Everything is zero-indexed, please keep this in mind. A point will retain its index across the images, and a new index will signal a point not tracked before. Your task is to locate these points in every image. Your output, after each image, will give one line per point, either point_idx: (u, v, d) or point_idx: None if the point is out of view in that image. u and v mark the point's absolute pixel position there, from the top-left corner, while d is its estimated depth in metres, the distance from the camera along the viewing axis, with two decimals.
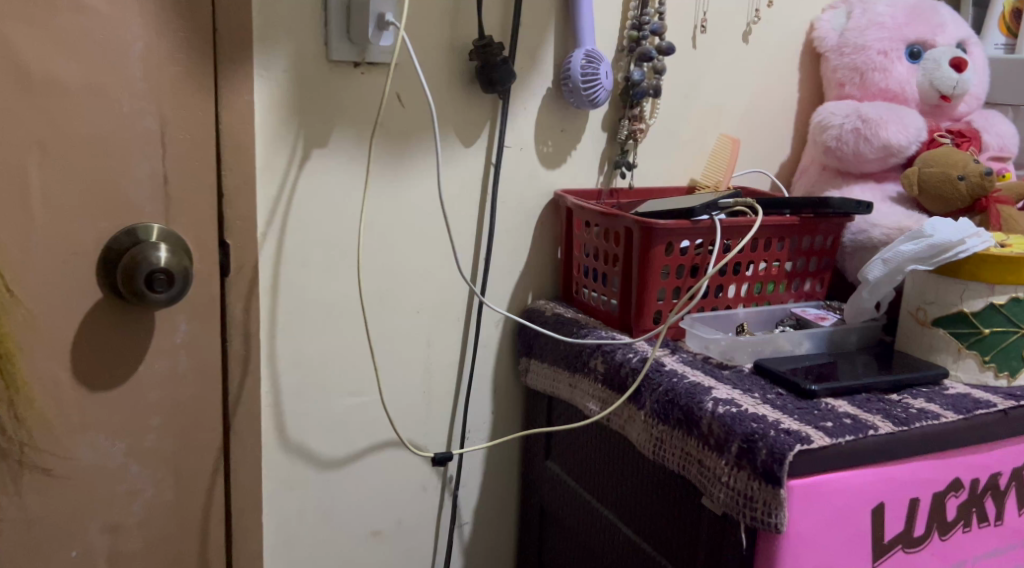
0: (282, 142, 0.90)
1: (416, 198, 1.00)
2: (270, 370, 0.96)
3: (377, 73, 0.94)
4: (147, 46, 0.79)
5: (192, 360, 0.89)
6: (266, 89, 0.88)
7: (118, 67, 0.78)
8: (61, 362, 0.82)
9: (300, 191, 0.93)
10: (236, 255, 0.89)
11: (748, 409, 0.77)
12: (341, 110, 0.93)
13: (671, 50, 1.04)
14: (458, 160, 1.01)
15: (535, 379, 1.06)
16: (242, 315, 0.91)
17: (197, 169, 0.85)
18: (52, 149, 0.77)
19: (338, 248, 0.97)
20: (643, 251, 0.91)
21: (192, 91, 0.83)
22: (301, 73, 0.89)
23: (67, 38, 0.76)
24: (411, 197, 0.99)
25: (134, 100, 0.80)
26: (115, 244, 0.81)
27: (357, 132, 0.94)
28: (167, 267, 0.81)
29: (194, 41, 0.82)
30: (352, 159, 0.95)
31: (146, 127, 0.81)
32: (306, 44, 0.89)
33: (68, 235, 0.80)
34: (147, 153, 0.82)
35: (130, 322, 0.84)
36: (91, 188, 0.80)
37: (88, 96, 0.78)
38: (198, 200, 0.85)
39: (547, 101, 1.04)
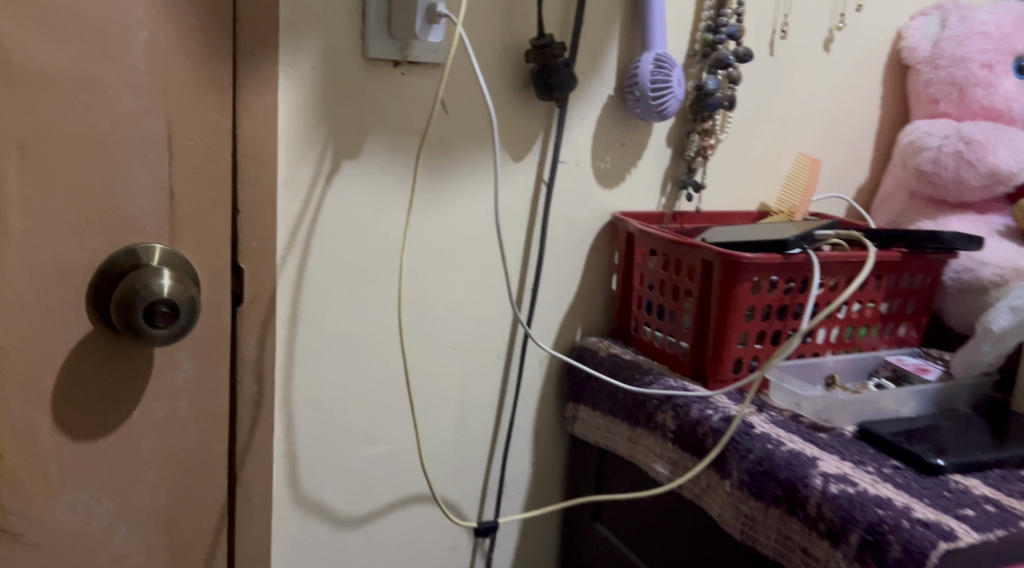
0: (307, 150, 0.77)
1: (457, 219, 0.87)
2: (284, 415, 0.83)
3: (419, 74, 0.81)
4: (154, 33, 0.66)
5: (195, 405, 0.75)
6: (291, 88, 0.75)
7: (118, 58, 0.66)
8: (39, 407, 0.68)
9: (325, 208, 0.80)
10: (251, 282, 0.76)
11: (867, 489, 0.63)
12: (376, 116, 0.80)
13: (749, 56, 0.91)
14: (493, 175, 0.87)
15: (586, 429, 0.93)
16: (255, 351, 0.78)
17: (207, 181, 0.72)
18: (38, 153, 0.64)
19: (367, 275, 0.84)
20: (725, 288, 0.78)
21: (204, 89, 0.70)
22: (332, 71, 0.76)
23: (56, 20, 0.63)
24: (452, 219, 0.87)
25: (134, 97, 0.67)
26: (112, 266, 0.68)
27: (393, 142, 0.81)
28: (170, 296, 0.67)
29: (210, 29, 0.69)
30: (386, 173, 0.82)
31: (148, 130, 0.68)
32: (340, 38, 0.76)
33: (51, 256, 0.66)
34: (149, 160, 0.68)
35: (123, 361, 0.71)
36: (82, 201, 0.67)
37: (81, 91, 0.65)
38: (209, 218, 0.73)
39: (609, 110, 0.91)
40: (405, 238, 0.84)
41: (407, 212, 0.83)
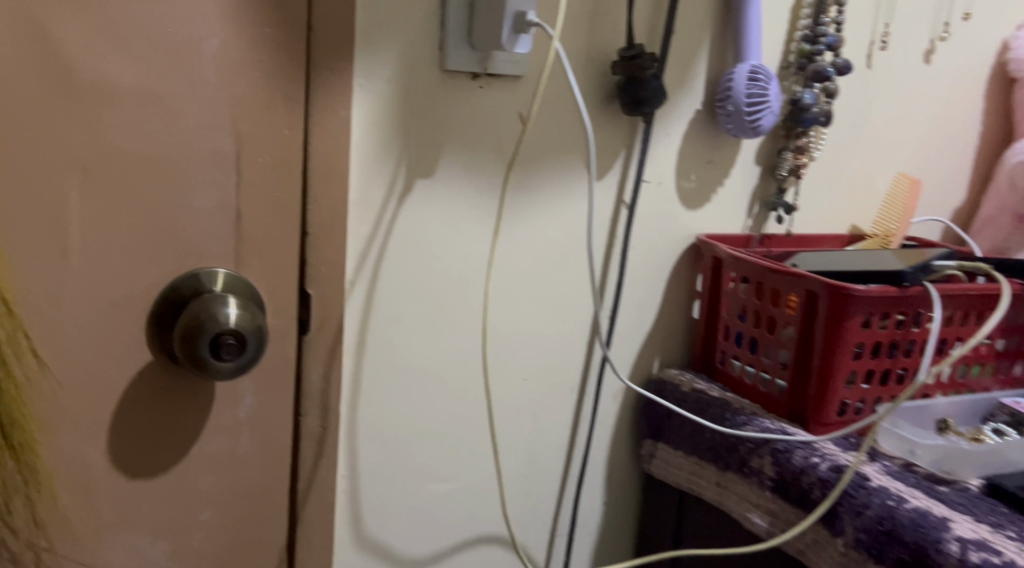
0: (380, 169, 0.72)
1: (534, 243, 0.81)
2: (348, 451, 0.77)
3: (498, 87, 0.75)
4: (225, 43, 0.62)
5: (257, 440, 0.70)
6: (366, 102, 0.70)
7: (187, 69, 0.61)
8: (94, 444, 0.64)
9: (397, 230, 0.74)
10: (318, 309, 0.71)
11: (1015, 561, 0.56)
12: (452, 131, 0.74)
13: (849, 69, 0.84)
14: (568, 195, 0.81)
15: (666, 469, 0.86)
16: (321, 383, 0.73)
17: (277, 202, 0.67)
18: (100, 173, 0.60)
19: (438, 300, 0.78)
20: (833, 323, 0.72)
21: (275, 103, 0.65)
22: (408, 83, 0.71)
23: (123, 30, 0.58)
24: (528, 242, 0.81)
25: (202, 113, 0.62)
26: (175, 292, 0.64)
27: (469, 160, 0.76)
28: (237, 327, 0.62)
29: (283, 38, 0.64)
30: (461, 193, 0.76)
31: (216, 147, 0.63)
32: (417, 47, 0.71)
33: (111, 282, 0.62)
34: (216, 180, 0.64)
35: (183, 394, 0.66)
36: (146, 223, 0.62)
37: (147, 106, 0.60)
38: (276, 241, 0.68)
39: (696, 126, 0.84)
40: (491, 262, 0.79)
41: (495, 242, 0.79)
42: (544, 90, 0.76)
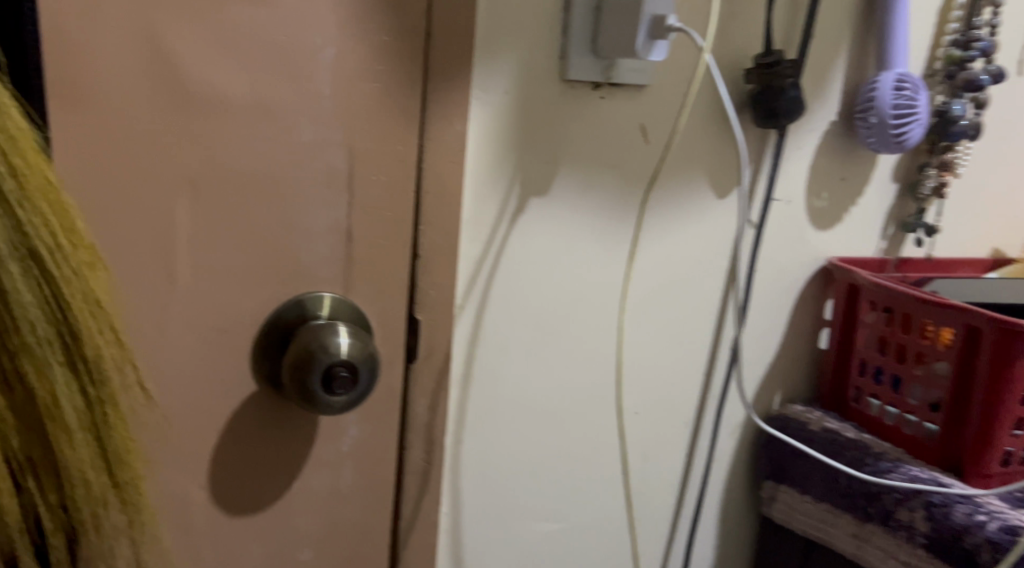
0: (492, 185, 0.67)
1: (665, 265, 0.74)
2: (451, 488, 0.72)
3: (620, 97, 0.69)
4: (341, 52, 0.57)
5: (360, 474, 0.66)
6: (483, 115, 0.65)
7: (301, 81, 0.57)
8: (194, 478, 0.60)
9: (508, 252, 0.69)
10: (426, 336, 0.67)
11: None
12: (570, 145, 0.68)
13: (1004, 76, 0.75)
14: (720, 225, 0.75)
15: (790, 516, 0.78)
16: (426, 415, 0.68)
17: (388, 222, 0.63)
18: (211, 192, 0.56)
19: (549, 327, 0.72)
20: (999, 364, 0.63)
21: (390, 116, 0.60)
22: (527, 94, 0.66)
23: (238, 39, 0.54)
24: (659, 266, 0.74)
25: (316, 128, 0.58)
26: (282, 318, 0.60)
27: (588, 177, 0.70)
28: (349, 358, 0.57)
29: (400, 46, 0.59)
30: (582, 211, 0.71)
31: (328, 164, 0.59)
32: (538, 56, 0.65)
33: (217, 307, 0.58)
34: (328, 199, 0.60)
35: (286, 426, 0.62)
36: (255, 245, 0.58)
37: (261, 120, 0.56)
38: (387, 263, 0.63)
39: (829, 139, 0.77)
40: (627, 287, 0.73)
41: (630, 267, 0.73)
42: (697, 92, 0.71)
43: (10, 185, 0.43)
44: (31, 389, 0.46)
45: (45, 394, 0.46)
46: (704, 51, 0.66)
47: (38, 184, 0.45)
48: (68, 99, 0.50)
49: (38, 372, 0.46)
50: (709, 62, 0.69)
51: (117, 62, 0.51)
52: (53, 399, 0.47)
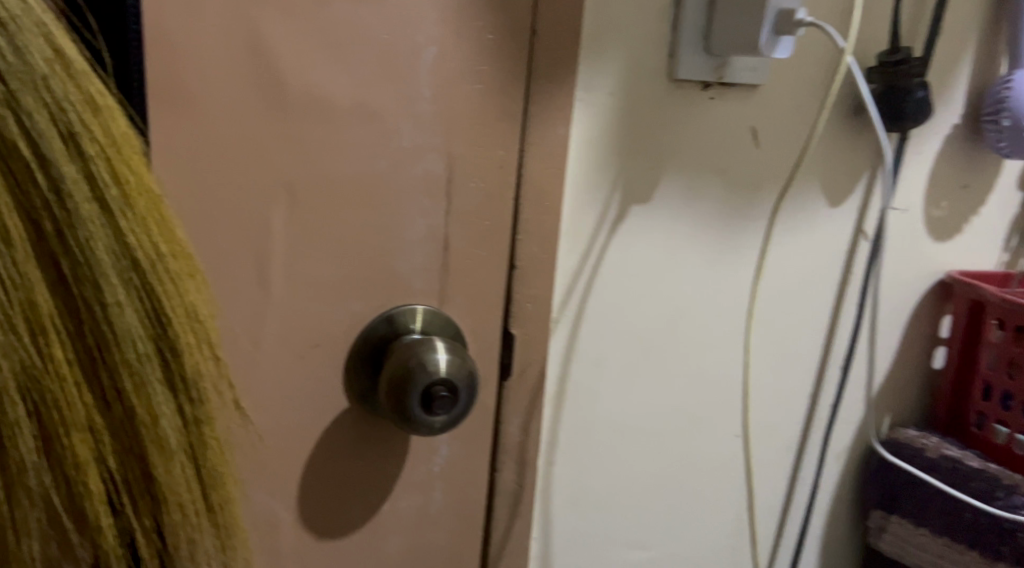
0: (593, 192, 0.63)
1: (791, 264, 0.70)
2: (542, 512, 0.68)
3: (731, 98, 0.64)
4: (444, 50, 0.54)
5: (450, 496, 0.62)
6: (587, 118, 0.61)
7: (402, 81, 0.53)
8: (283, 498, 0.57)
9: (607, 263, 0.65)
10: (521, 352, 0.63)
11: None
12: (677, 149, 0.64)
13: None
14: (837, 226, 0.71)
15: (903, 549, 0.73)
16: (519, 436, 0.64)
17: (486, 231, 0.59)
18: (309, 199, 0.53)
19: (648, 343, 0.68)
20: None
21: (492, 118, 0.57)
22: (634, 94, 0.61)
23: (340, 37, 0.51)
24: (785, 264, 0.70)
25: (415, 131, 0.55)
26: (376, 333, 0.57)
27: (694, 183, 0.65)
28: (449, 376, 0.54)
29: (505, 45, 0.55)
30: (698, 217, 0.66)
31: (427, 169, 0.56)
32: (647, 54, 0.61)
33: (311, 320, 0.55)
34: (426, 207, 0.56)
35: (377, 444, 0.59)
36: (352, 254, 0.55)
37: (361, 124, 0.53)
38: (483, 274, 0.60)
39: (951, 144, 0.72)
40: (757, 287, 0.69)
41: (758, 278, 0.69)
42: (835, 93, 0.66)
43: (113, 192, 0.41)
44: (130, 409, 0.44)
45: (144, 414, 0.44)
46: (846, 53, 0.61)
47: (141, 191, 0.42)
48: (167, 100, 0.48)
49: (137, 391, 0.43)
50: (850, 63, 0.65)
51: (217, 62, 0.48)
52: (152, 421, 0.44)
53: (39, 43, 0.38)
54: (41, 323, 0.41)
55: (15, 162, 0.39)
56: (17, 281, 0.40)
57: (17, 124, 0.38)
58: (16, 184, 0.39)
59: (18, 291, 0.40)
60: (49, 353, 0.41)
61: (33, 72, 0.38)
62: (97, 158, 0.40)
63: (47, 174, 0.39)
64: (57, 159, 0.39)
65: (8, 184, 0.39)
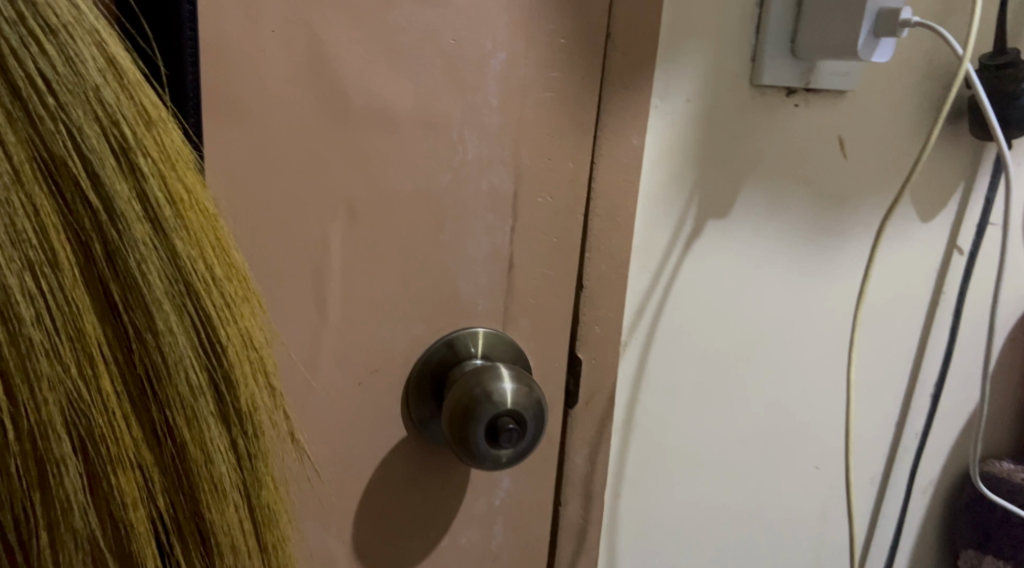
0: (666, 205, 0.58)
1: (897, 283, 0.65)
2: (607, 546, 0.64)
3: (818, 105, 0.60)
4: (513, 56, 0.50)
5: (513, 531, 0.58)
6: (663, 127, 0.56)
7: (469, 89, 0.50)
8: (338, 534, 0.53)
9: (680, 282, 0.60)
10: (589, 378, 0.58)
11: None
12: (758, 161, 0.60)
13: None
14: (931, 242, 0.66)
15: None
16: (585, 467, 0.60)
17: (553, 249, 0.55)
18: (369, 216, 0.49)
19: (724, 367, 0.64)
20: None
21: (563, 129, 0.53)
22: (715, 102, 0.57)
23: (403, 43, 0.47)
24: (890, 284, 0.65)
25: (481, 143, 0.51)
26: (434, 361, 0.53)
27: (776, 197, 0.61)
28: (515, 407, 0.49)
29: (579, 50, 0.51)
30: (788, 238, 0.62)
31: (493, 184, 0.52)
32: (727, 59, 0.57)
33: (369, 344, 0.51)
34: (490, 223, 0.53)
35: (437, 477, 0.55)
36: (413, 274, 0.51)
37: (424, 135, 0.49)
38: (550, 295, 0.56)
39: None
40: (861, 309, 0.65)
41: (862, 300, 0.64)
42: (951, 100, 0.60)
43: (168, 213, 0.38)
44: (181, 445, 0.41)
45: (197, 451, 0.41)
46: (965, 60, 0.55)
47: (196, 211, 0.39)
48: (222, 111, 0.45)
49: (189, 426, 0.40)
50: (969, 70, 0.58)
51: (274, 70, 0.45)
52: (204, 457, 0.41)
53: (92, 51, 0.36)
54: (89, 353, 0.38)
55: (64, 180, 0.36)
56: (64, 308, 0.37)
57: (67, 140, 0.35)
58: (64, 204, 0.36)
59: (65, 319, 0.37)
60: (97, 386, 0.38)
61: (86, 83, 0.35)
62: (151, 177, 0.37)
63: (98, 192, 0.36)
64: (109, 176, 0.36)
65: (55, 204, 0.36)
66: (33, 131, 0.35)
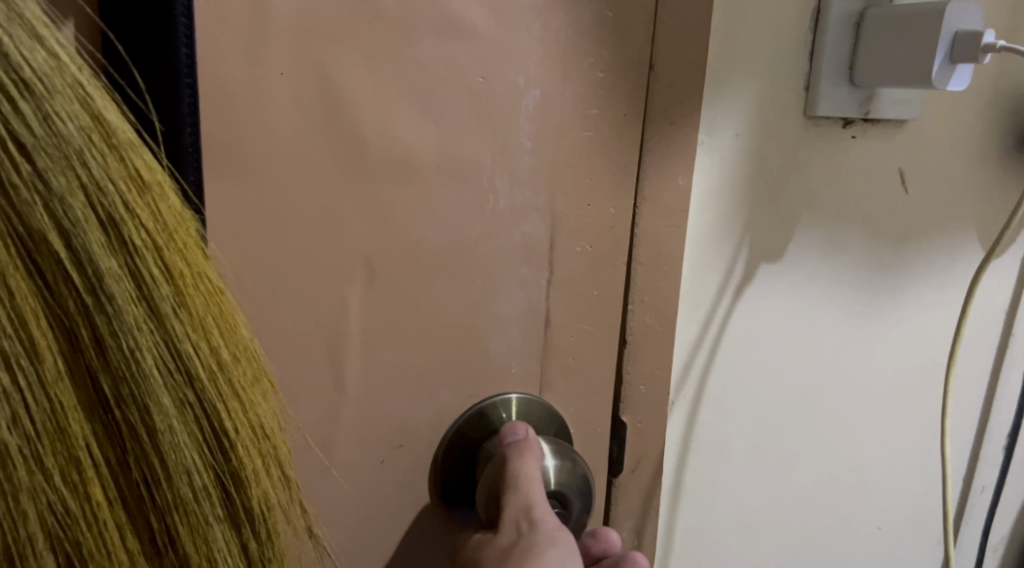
0: (715, 249, 0.53)
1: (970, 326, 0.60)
2: None
3: (876, 136, 0.55)
4: (547, 94, 0.45)
5: None
6: (711, 165, 0.51)
7: (499, 131, 0.44)
8: None
9: (730, 333, 0.55)
10: (634, 443, 0.53)
11: None
12: (814, 198, 0.54)
13: None
14: (1002, 279, 0.60)
15: None
16: (631, 540, 0.54)
17: (593, 303, 0.49)
18: (390, 277, 0.44)
19: (779, 423, 0.58)
20: None
21: (603, 171, 0.47)
22: (766, 137, 0.52)
23: (426, 82, 0.42)
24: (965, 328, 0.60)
25: (513, 190, 0.45)
26: (464, 432, 0.48)
27: (833, 237, 0.56)
28: (560, 488, 0.46)
29: (620, 84, 0.46)
30: (851, 280, 0.57)
31: (526, 235, 0.46)
32: (779, 89, 0.51)
33: (392, 418, 0.46)
34: (524, 277, 0.47)
35: None
36: (440, 337, 0.46)
37: (451, 184, 0.44)
38: (591, 355, 0.50)
39: None
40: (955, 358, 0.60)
41: (956, 348, 0.56)
42: None
43: (165, 292, 0.33)
44: (184, 555, 0.35)
45: (201, 560, 0.36)
46: None
47: (201, 289, 0.34)
48: (223, 165, 0.39)
49: (193, 533, 0.35)
50: None
51: (281, 117, 0.40)
52: None
53: (73, 108, 0.30)
54: (76, 457, 0.32)
55: (44, 259, 0.30)
56: (46, 407, 0.31)
57: (46, 212, 0.30)
58: (45, 285, 0.31)
59: (48, 420, 0.31)
60: (86, 494, 0.33)
61: (68, 145, 0.30)
62: (144, 251, 0.32)
63: (83, 271, 0.31)
64: (96, 254, 0.31)
65: (35, 286, 0.30)
66: (6, 203, 0.29)
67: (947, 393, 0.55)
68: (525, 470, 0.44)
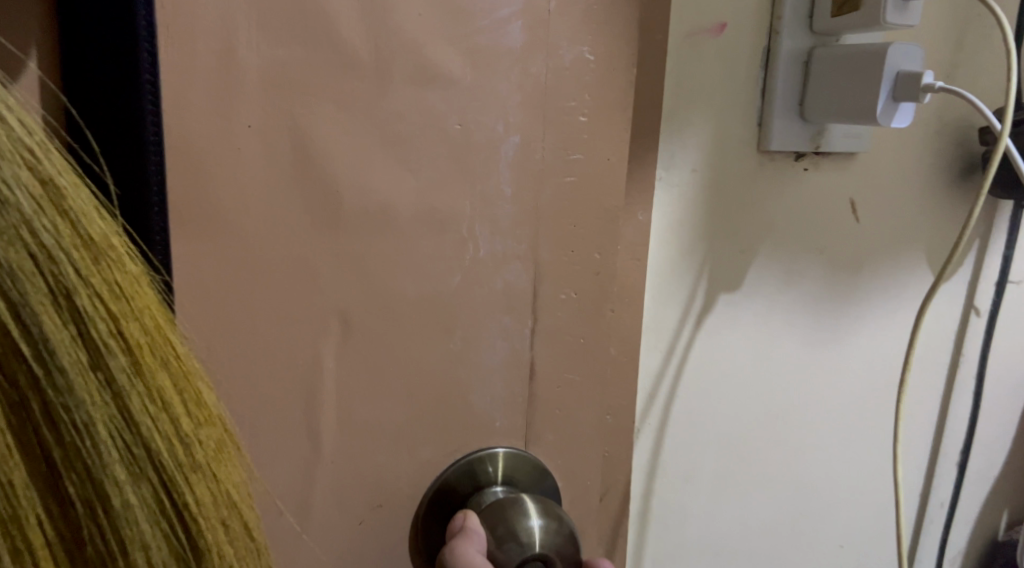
0: (675, 280, 0.54)
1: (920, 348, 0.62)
2: None
3: (827, 169, 0.57)
4: (527, 141, 0.44)
5: None
6: (671, 200, 0.52)
7: (478, 180, 0.44)
8: None
9: (691, 360, 0.55)
10: (604, 474, 0.53)
11: None
12: (766, 225, 0.56)
13: None
14: (949, 301, 0.63)
15: None
16: None
17: (579, 350, 0.48)
18: (365, 329, 0.43)
19: (742, 448, 0.59)
20: None
21: (587, 216, 0.46)
22: (721, 170, 0.53)
23: (401, 132, 0.41)
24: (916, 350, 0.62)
25: (494, 238, 0.45)
26: (451, 485, 0.47)
27: (790, 268, 0.57)
28: (545, 549, 0.44)
29: (604, 129, 0.45)
30: (806, 307, 0.58)
31: (509, 282, 0.46)
32: (735, 126, 0.53)
33: (372, 476, 0.45)
34: (506, 327, 0.46)
35: None
36: (421, 389, 0.45)
37: (429, 234, 0.43)
38: (580, 403, 0.49)
39: None
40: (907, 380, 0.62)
41: (907, 371, 0.58)
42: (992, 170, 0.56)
43: (121, 360, 0.31)
44: None
45: None
46: (1002, 134, 0.53)
47: (158, 353, 0.33)
48: (191, 222, 0.38)
49: None
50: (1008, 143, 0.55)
51: (252, 171, 0.38)
52: None
53: (18, 174, 0.28)
54: (27, 537, 0.31)
55: None
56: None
57: None
58: None
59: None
60: None
61: (13, 214, 0.28)
62: (98, 319, 0.31)
63: (33, 344, 0.29)
64: (47, 326, 0.29)
65: None
66: None
67: (898, 414, 0.57)
68: (467, 552, 0.43)
